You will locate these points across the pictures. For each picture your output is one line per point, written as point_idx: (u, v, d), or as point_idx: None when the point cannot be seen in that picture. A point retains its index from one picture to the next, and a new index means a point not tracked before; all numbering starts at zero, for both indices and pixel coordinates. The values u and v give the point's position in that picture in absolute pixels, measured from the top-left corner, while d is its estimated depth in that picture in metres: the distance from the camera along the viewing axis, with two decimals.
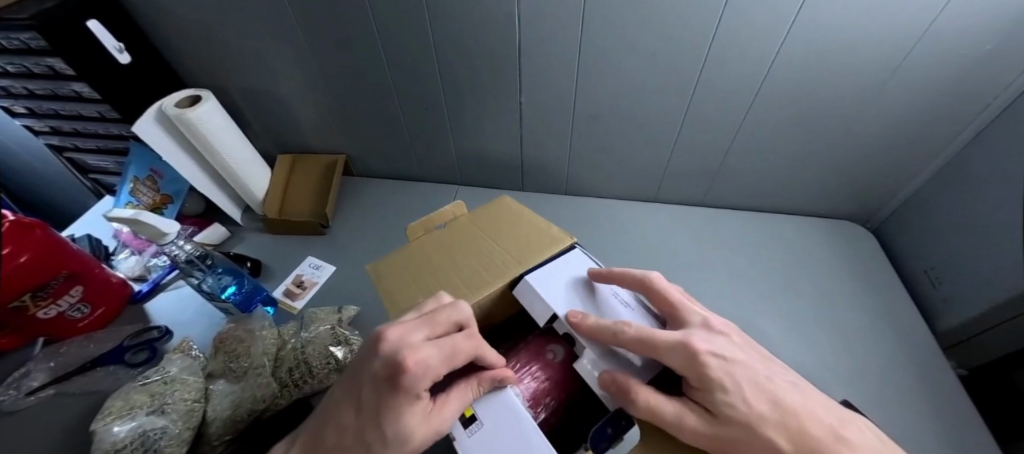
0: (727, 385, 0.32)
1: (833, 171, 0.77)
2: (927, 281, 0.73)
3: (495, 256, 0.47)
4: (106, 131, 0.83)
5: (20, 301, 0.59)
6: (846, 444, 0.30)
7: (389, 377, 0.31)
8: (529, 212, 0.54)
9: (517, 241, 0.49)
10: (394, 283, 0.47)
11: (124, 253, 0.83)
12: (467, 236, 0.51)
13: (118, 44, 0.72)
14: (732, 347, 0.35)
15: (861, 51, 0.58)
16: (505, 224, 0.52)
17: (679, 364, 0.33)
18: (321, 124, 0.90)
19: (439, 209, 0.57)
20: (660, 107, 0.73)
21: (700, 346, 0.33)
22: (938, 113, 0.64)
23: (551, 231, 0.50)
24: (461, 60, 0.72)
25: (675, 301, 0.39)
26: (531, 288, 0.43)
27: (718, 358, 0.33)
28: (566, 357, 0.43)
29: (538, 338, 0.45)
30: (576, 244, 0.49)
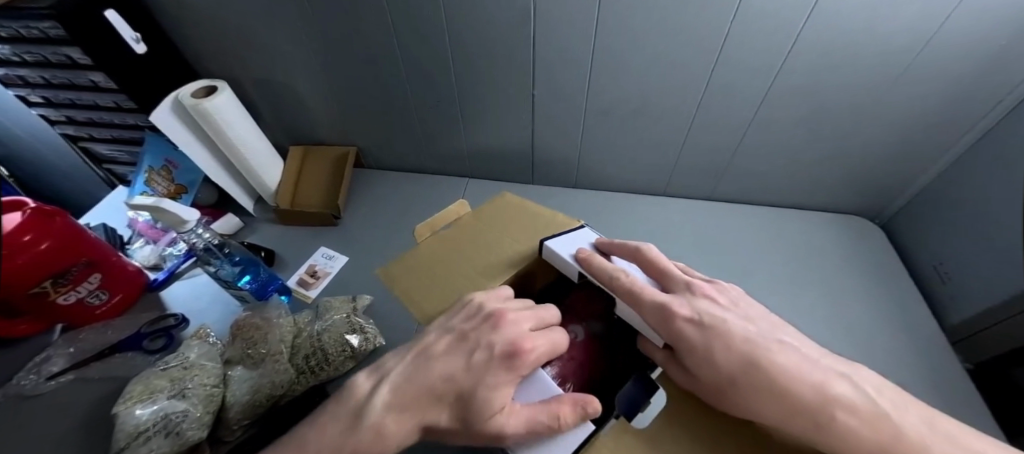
0: (699, 345, 0.33)
1: (844, 166, 0.77)
2: (935, 276, 0.73)
3: (508, 245, 0.48)
4: (121, 122, 0.83)
5: (42, 287, 0.60)
6: (833, 402, 0.28)
7: (495, 360, 0.35)
8: (528, 202, 0.54)
9: (523, 230, 0.50)
10: (410, 283, 0.46)
11: (139, 243, 0.84)
12: (475, 227, 0.51)
13: (135, 34, 0.72)
14: (714, 308, 0.35)
15: (873, 45, 0.58)
16: (511, 214, 0.53)
17: (657, 325, 0.36)
18: (333, 115, 0.91)
19: (443, 209, 0.56)
20: (672, 101, 0.73)
21: (677, 311, 0.35)
22: (951, 108, 0.64)
23: (557, 218, 0.51)
24: (473, 52, 0.73)
25: (665, 268, 0.41)
26: (550, 251, 0.44)
27: (694, 323, 0.34)
28: (585, 339, 0.44)
29: (556, 322, 0.45)
30: (584, 224, 0.49)
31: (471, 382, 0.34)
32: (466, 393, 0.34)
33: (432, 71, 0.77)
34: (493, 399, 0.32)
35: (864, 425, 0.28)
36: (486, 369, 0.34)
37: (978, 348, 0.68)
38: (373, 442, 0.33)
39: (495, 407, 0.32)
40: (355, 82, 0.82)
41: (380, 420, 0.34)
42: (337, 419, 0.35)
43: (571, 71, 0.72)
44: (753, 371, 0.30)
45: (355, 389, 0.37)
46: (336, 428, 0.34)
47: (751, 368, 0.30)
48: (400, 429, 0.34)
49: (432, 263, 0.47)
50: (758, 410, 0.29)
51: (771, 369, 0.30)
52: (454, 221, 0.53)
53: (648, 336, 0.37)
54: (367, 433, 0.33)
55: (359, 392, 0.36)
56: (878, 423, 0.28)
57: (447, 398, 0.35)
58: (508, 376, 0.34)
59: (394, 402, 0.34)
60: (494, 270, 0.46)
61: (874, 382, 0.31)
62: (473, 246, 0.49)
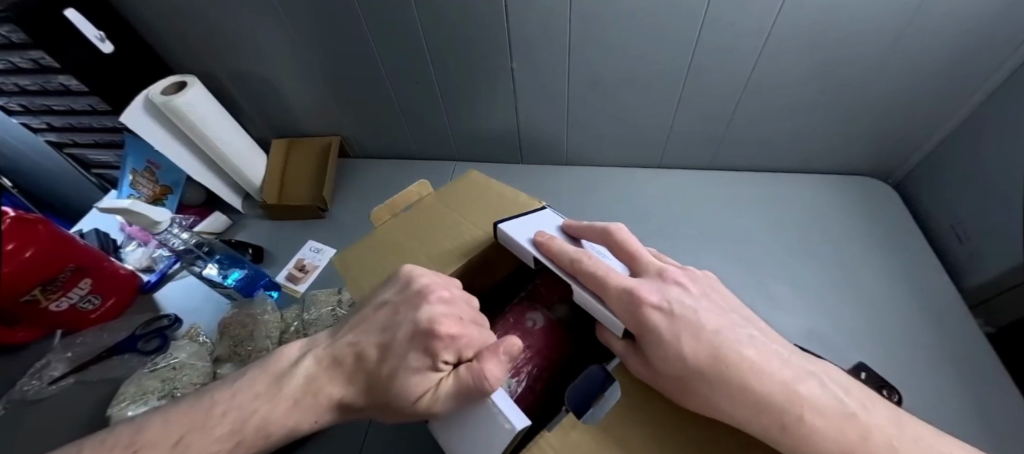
0: (666, 336, 0.31)
1: (854, 125, 0.71)
2: (953, 236, 0.68)
3: (463, 233, 0.46)
4: (99, 125, 0.83)
5: (31, 295, 0.61)
6: (797, 400, 0.28)
7: (413, 342, 0.33)
8: (494, 183, 0.52)
9: (482, 213, 0.48)
10: (363, 279, 0.44)
11: (131, 245, 0.84)
12: (433, 212, 0.49)
13: (98, 33, 0.70)
14: (684, 296, 0.34)
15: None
16: (474, 196, 0.51)
17: (622, 313, 0.34)
18: (311, 105, 0.88)
19: (404, 190, 0.53)
20: (661, 65, 0.67)
21: (646, 297, 0.33)
22: (968, 52, 0.57)
23: (519, 199, 0.49)
24: (444, 25, 0.68)
25: (635, 252, 0.40)
26: (504, 236, 0.41)
27: (662, 311, 0.32)
28: (546, 324, 0.44)
29: (518, 307, 0.46)
30: (546, 206, 0.49)
31: (390, 363, 0.33)
32: (385, 373, 0.33)
33: (404, 49, 0.73)
34: (412, 380, 0.32)
35: (830, 427, 0.27)
36: (403, 351, 0.33)
37: (999, 311, 0.64)
38: (290, 412, 0.33)
39: (417, 388, 0.32)
40: (328, 67, 0.79)
41: (298, 393, 0.34)
42: None
43: (548, 37, 0.67)
44: (723, 367, 0.29)
45: (282, 356, 0.36)
46: (252, 390, 0.34)
47: (719, 362, 0.29)
48: (318, 403, 0.34)
49: (388, 257, 0.46)
50: (725, 411, 0.28)
51: (739, 363, 0.29)
52: (414, 206, 0.51)
53: (610, 326, 0.36)
54: (286, 400, 0.33)
55: (285, 358, 0.36)
56: (846, 424, 0.28)
57: (364, 380, 0.34)
58: (424, 362, 0.32)
59: (316, 373, 0.35)
60: (447, 254, 0.45)
61: (841, 382, 0.31)
62: (430, 230, 0.47)
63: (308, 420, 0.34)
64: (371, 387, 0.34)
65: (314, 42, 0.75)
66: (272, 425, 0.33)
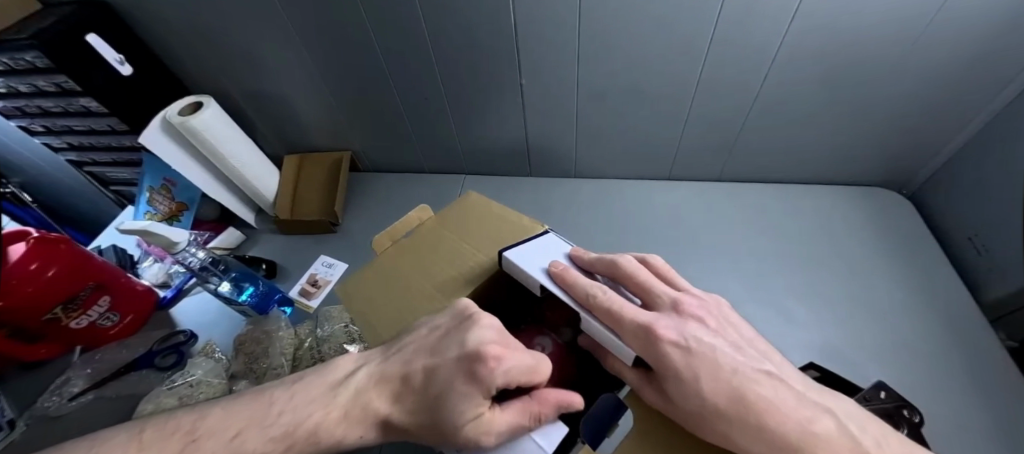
0: (685, 373, 0.31)
1: (867, 137, 0.70)
2: (971, 248, 0.66)
3: (466, 257, 0.47)
4: (118, 144, 0.85)
5: (52, 314, 0.64)
6: (814, 440, 0.29)
7: (463, 364, 0.33)
8: (494, 205, 0.53)
9: (485, 238, 0.49)
10: (368, 309, 0.45)
11: (148, 261, 0.85)
12: (434, 239, 0.50)
13: (118, 55, 0.72)
14: (703, 334, 0.33)
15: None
16: (474, 221, 0.51)
17: (639, 347, 0.33)
18: (321, 120, 0.89)
19: (404, 215, 0.54)
20: (669, 78, 0.68)
21: (663, 334, 0.33)
22: (984, 63, 0.57)
23: (522, 223, 0.49)
24: (453, 43, 0.69)
25: (645, 282, 0.39)
26: (511, 263, 0.41)
27: (681, 348, 0.32)
28: (554, 349, 0.45)
29: (528, 332, 0.47)
30: (549, 230, 0.48)
31: (437, 387, 0.33)
32: (435, 393, 0.33)
33: (412, 64, 0.74)
34: (461, 406, 0.32)
35: None
36: (452, 373, 0.33)
37: (1021, 325, 0.62)
38: (339, 421, 0.35)
39: (465, 415, 0.32)
40: (337, 84, 0.80)
41: (350, 401, 0.35)
42: (310, 389, 0.36)
43: (552, 41, 0.66)
44: (741, 407, 0.29)
45: None
46: (308, 395, 0.36)
47: (738, 401, 0.30)
48: (364, 415, 0.35)
49: (392, 286, 0.46)
50: (743, 444, 0.29)
51: (758, 404, 0.30)
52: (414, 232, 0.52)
53: (619, 354, 0.36)
54: (337, 408, 0.35)
55: (339, 369, 0.38)
56: None
57: (410, 395, 0.35)
58: (471, 387, 0.32)
59: (367, 387, 0.36)
60: (452, 283, 0.45)
61: (855, 415, 0.31)
62: (433, 257, 0.48)
63: (355, 432, 0.35)
64: (418, 408, 0.34)
65: (323, 58, 0.76)
66: (321, 432, 0.34)
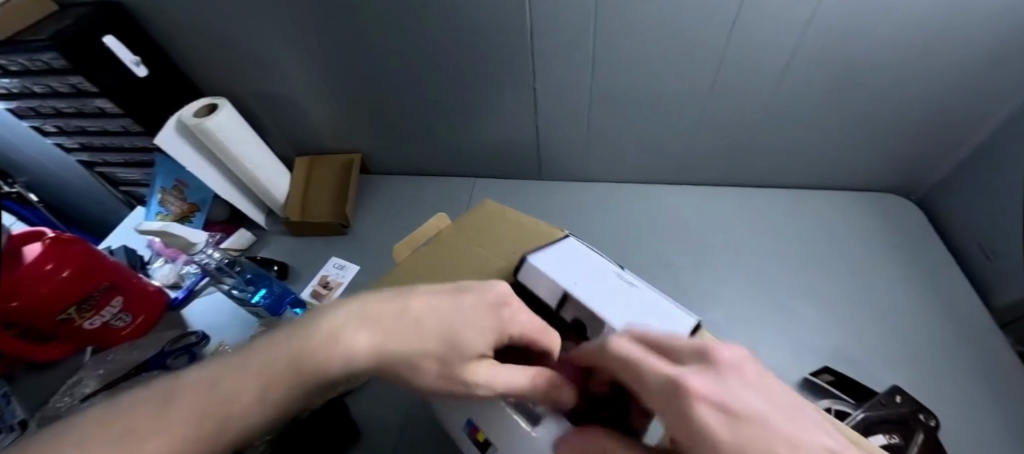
0: (715, 440, 0.22)
1: (876, 143, 0.71)
2: (980, 254, 0.67)
3: (487, 260, 0.48)
4: (130, 145, 0.85)
5: (66, 314, 0.64)
6: None
7: (484, 306, 0.35)
8: (512, 210, 0.53)
9: (503, 243, 0.49)
10: None
11: (159, 262, 0.86)
12: (452, 242, 0.51)
13: (134, 57, 0.73)
14: (739, 390, 0.24)
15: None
16: (492, 225, 0.52)
17: (658, 407, 0.26)
18: (332, 123, 0.89)
19: (422, 225, 0.57)
20: (681, 84, 0.69)
21: (688, 384, 0.24)
22: (994, 72, 0.57)
23: (542, 228, 0.50)
24: (467, 48, 0.70)
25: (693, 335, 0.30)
26: (531, 269, 0.43)
27: (709, 403, 0.23)
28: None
29: None
30: (570, 234, 0.48)
31: (446, 324, 0.33)
32: (440, 330, 0.33)
33: (425, 68, 0.75)
34: (472, 335, 0.34)
35: None
36: (470, 311, 0.34)
37: None
38: (326, 343, 0.30)
39: (474, 344, 0.33)
40: (350, 88, 0.81)
41: (334, 328, 0.31)
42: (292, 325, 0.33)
43: (566, 46, 0.67)
44: None
45: None
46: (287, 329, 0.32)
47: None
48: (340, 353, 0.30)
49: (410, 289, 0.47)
50: None
51: None
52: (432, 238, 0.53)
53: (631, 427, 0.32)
54: (304, 344, 0.30)
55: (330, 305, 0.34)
56: None
57: (403, 334, 0.32)
58: (490, 322, 0.35)
59: (351, 326, 0.32)
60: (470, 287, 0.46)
61: None
62: (452, 260, 0.49)
63: (343, 352, 0.30)
64: (407, 347, 0.32)
65: (337, 62, 0.76)
66: (305, 356, 0.30)
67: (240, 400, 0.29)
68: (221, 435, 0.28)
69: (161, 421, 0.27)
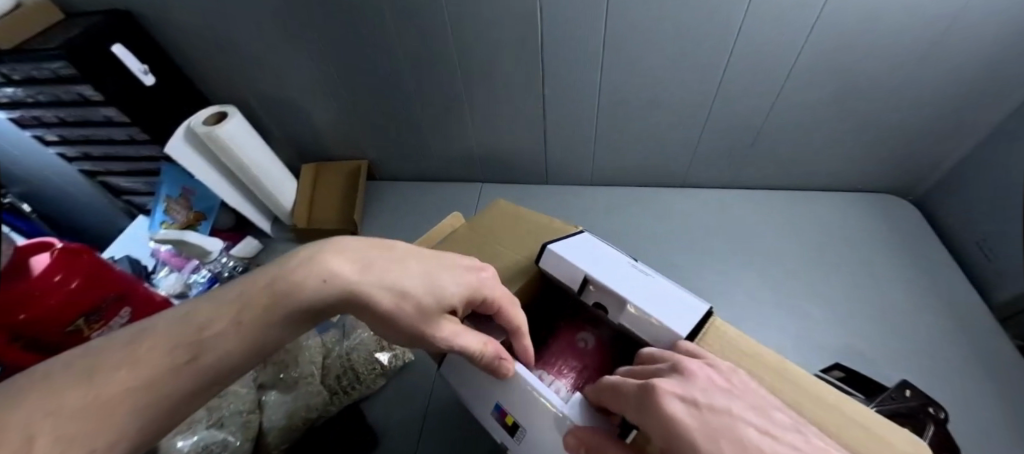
0: (685, 432, 0.23)
1: (875, 147, 0.73)
2: (977, 252, 0.69)
3: (503, 257, 0.48)
4: (135, 153, 0.85)
5: (75, 326, 0.63)
6: None
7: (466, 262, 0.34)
8: (523, 209, 0.53)
9: (518, 241, 0.49)
10: None
11: (164, 271, 0.85)
12: (468, 242, 0.51)
13: (142, 65, 0.72)
14: (705, 390, 0.26)
15: (908, 4, 0.54)
16: (506, 224, 0.52)
17: (635, 415, 0.27)
18: (339, 130, 0.90)
19: (437, 223, 0.57)
20: (688, 91, 0.70)
21: (662, 386, 0.26)
22: (988, 78, 0.60)
23: (554, 225, 0.50)
24: (478, 57, 0.71)
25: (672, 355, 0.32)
26: (553, 257, 0.43)
27: (681, 397, 0.25)
28: (597, 345, 0.45)
29: (567, 327, 0.47)
30: (583, 230, 0.49)
31: (424, 268, 0.31)
32: (417, 274, 0.31)
33: (436, 76, 0.76)
34: (445, 278, 0.31)
35: None
36: (453, 263, 0.33)
37: None
38: (303, 268, 0.28)
39: (446, 288, 0.31)
40: (359, 95, 0.81)
41: (318, 256, 0.29)
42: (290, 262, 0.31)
43: (577, 55, 0.68)
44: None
45: None
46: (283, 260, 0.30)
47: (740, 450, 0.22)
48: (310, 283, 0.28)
49: None
50: None
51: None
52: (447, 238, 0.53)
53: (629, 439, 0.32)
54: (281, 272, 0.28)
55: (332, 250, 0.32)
56: None
57: (376, 271, 0.30)
58: (472, 274, 0.33)
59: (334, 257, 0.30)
60: None
61: None
62: None
63: (317, 275, 0.28)
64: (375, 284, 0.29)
65: (347, 69, 0.77)
66: (281, 280, 0.28)
67: (214, 326, 0.26)
68: (195, 364, 0.25)
69: (136, 351, 0.24)
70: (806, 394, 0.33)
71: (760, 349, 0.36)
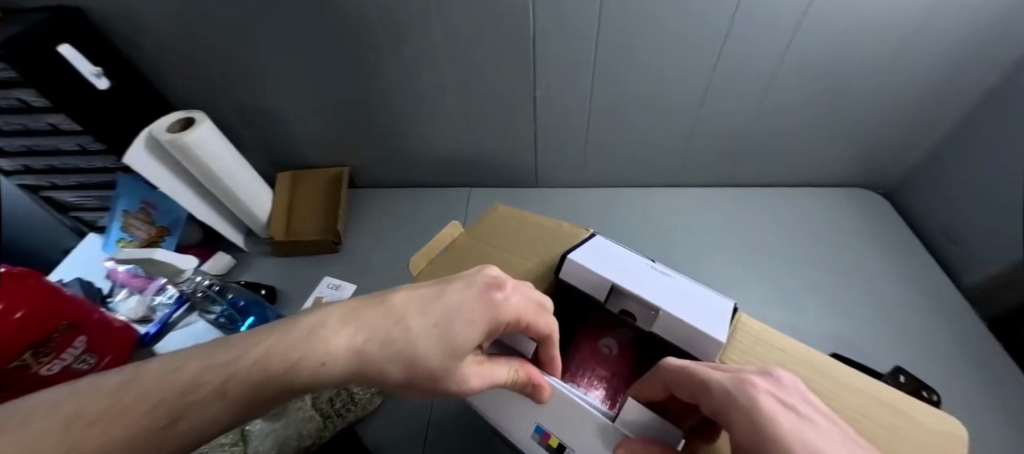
0: (781, 427, 0.23)
1: (850, 143, 0.77)
2: (945, 240, 0.74)
3: (513, 269, 0.46)
4: (87, 166, 0.77)
5: (21, 360, 0.55)
6: None
7: (471, 297, 0.29)
8: (528, 214, 0.51)
9: (530, 248, 0.47)
10: None
11: (122, 294, 0.76)
12: (475, 252, 0.48)
13: (94, 68, 0.66)
14: (801, 401, 0.25)
15: (886, 4, 0.56)
16: (512, 231, 0.50)
17: (717, 413, 0.26)
18: (318, 136, 0.85)
19: (437, 233, 0.51)
20: (677, 91, 0.71)
21: (755, 381, 0.25)
22: (952, 76, 0.64)
23: (564, 229, 0.48)
24: (467, 57, 0.69)
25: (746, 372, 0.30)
26: (574, 265, 0.42)
27: (782, 403, 0.24)
28: (620, 349, 0.46)
29: (588, 335, 0.48)
30: (595, 233, 0.47)
31: (428, 318, 0.27)
32: (416, 329, 0.27)
33: (423, 79, 0.73)
34: (457, 330, 0.28)
35: None
36: (457, 304, 0.28)
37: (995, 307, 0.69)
38: (306, 337, 0.25)
39: (460, 340, 0.28)
40: (340, 99, 0.77)
41: (321, 320, 0.26)
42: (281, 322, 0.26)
43: (568, 55, 0.67)
44: None
45: None
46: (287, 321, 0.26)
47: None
48: (323, 347, 0.25)
49: None
50: None
51: None
52: (451, 248, 0.50)
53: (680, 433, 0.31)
54: (276, 339, 0.25)
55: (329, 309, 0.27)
56: None
57: (375, 330, 0.26)
58: (481, 315, 0.29)
59: (333, 321, 0.26)
60: None
61: None
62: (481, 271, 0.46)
63: (316, 355, 0.24)
64: (378, 346, 0.26)
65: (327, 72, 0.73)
66: (276, 351, 0.24)
67: (200, 389, 0.23)
68: (171, 430, 0.22)
69: (117, 407, 0.21)
70: (835, 383, 0.33)
71: (786, 342, 0.36)
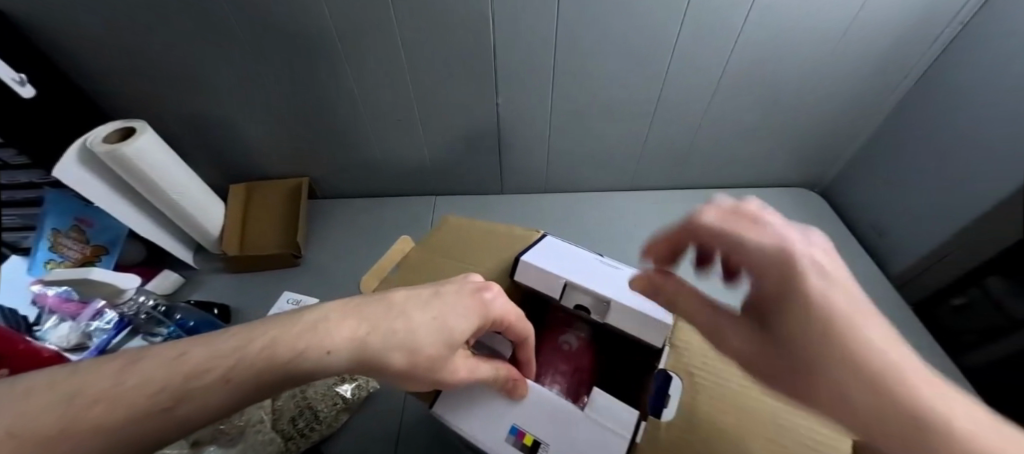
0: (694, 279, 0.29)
1: (789, 146, 0.83)
2: (873, 233, 0.81)
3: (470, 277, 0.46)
4: (9, 181, 0.71)
5: None
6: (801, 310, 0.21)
7: (466, 297, 0.30)
8: (479, 223, 0.52)
9: (484, 255, 0.48)
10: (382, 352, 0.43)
11: (52, 322, 0.67)
12: (431, 265, 0.48)
13: (18, 75, 0.60)
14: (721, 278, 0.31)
15: (812, 22, 0.62)
16: (466, 240, 0.50)
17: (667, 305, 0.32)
18: (274, 146, 0.82)
19: (387, 251, 0.53)
20: (632, 99, 0.74)
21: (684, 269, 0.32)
22: (871, 86, 0.71)
23: (516, 232, 0.49)
24: (429, 65, 0.69)
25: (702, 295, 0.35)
26: (527, 266, 0.43)
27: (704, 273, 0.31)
28: (580, 344, 0.47)
29: (548, 333, 0.48)
30: (546, 233, 0.48)
31: (431, 314, 0.28)
32: (422, 323, 0.28)
33: (384, 88, 0.72)
34: (456, 324, 0.29)
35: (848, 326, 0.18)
36: (454, 303, 0.29)
37: None
38: (308, 330, 0.24)
39: (458, 332, 0.29)
40: (297, 108, 0.75)
41: (323, 315, 0.25)
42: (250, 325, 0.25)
43: (528, 65, 0.69)
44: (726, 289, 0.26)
45: None
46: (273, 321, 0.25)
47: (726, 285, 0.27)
48: (326, 341, 0.24)
49: None
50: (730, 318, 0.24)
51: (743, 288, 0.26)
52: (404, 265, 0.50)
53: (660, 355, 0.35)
54: (267, 338, 0.23)
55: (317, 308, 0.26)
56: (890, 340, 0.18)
57: (378, 321, 0.26)
58: (475, 315, 0.30)
59: (331, 316, 0.25)
60: None
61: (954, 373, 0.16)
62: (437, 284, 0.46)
63: (320, 345, 0.24)
64: (382, 342, 0.26)
65: (284, 81, 0.71)
66: (280, 344, 0.23)
67: (207, 376, 0.22)
68: (170, 414, 0.21)
69: (121, 388, 0.21)
70: None
71: None
